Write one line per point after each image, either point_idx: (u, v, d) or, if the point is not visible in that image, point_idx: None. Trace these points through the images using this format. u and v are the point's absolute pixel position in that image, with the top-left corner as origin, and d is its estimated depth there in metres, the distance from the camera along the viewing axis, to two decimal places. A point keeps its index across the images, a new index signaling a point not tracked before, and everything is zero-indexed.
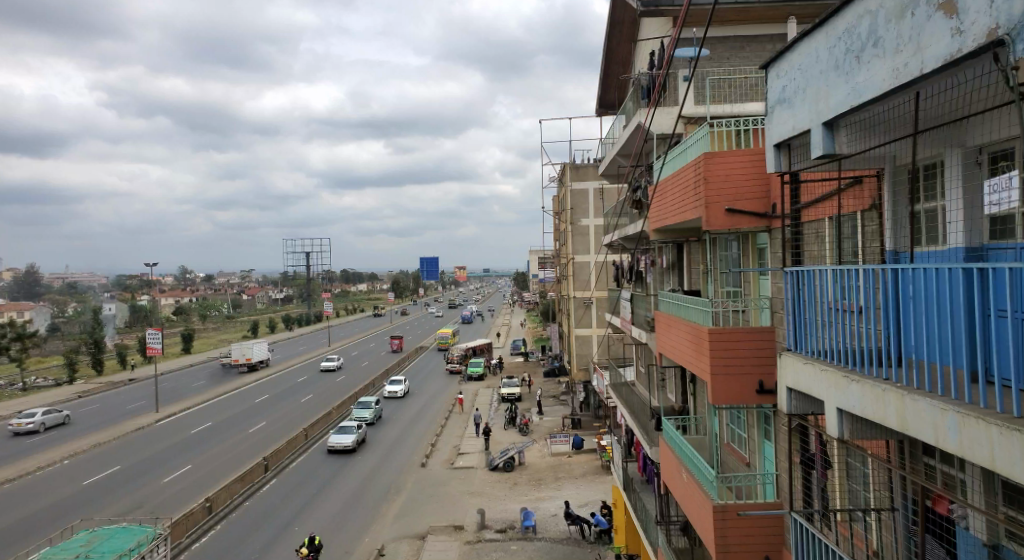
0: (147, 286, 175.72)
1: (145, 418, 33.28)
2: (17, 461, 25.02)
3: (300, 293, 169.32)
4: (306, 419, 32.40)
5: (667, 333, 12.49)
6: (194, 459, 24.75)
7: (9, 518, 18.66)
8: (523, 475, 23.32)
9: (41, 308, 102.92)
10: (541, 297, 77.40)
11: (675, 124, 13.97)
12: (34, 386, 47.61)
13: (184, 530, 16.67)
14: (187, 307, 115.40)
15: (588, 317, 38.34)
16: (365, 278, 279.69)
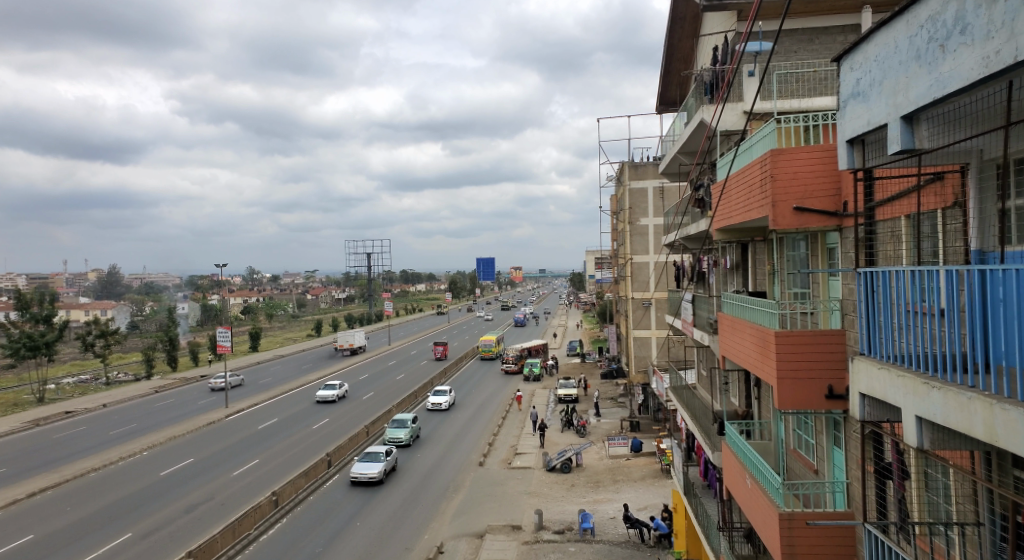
0: (216, 286, 183.40)
1: (214, 413, 34.53)
2: (102, 452, 26.57)
3: (360, 293, 172.89)
4: (367, 417, 33.03)
5: (731, 336, 12.18)
6: (261, 454, 25.64)
7: (96, 505, 19.83)
8: (581, 477, 23.17)
9: (122, 307, 108.94)
10: (599, 298, 76.82)
11: (741, 120, 13.56)
12: (114, 380, 50.27)
13: (252, 522, 17.29)
14: (256, 307, 119.92)
15: (647, 318, 37.97)
16: (423, 277, 284.54)
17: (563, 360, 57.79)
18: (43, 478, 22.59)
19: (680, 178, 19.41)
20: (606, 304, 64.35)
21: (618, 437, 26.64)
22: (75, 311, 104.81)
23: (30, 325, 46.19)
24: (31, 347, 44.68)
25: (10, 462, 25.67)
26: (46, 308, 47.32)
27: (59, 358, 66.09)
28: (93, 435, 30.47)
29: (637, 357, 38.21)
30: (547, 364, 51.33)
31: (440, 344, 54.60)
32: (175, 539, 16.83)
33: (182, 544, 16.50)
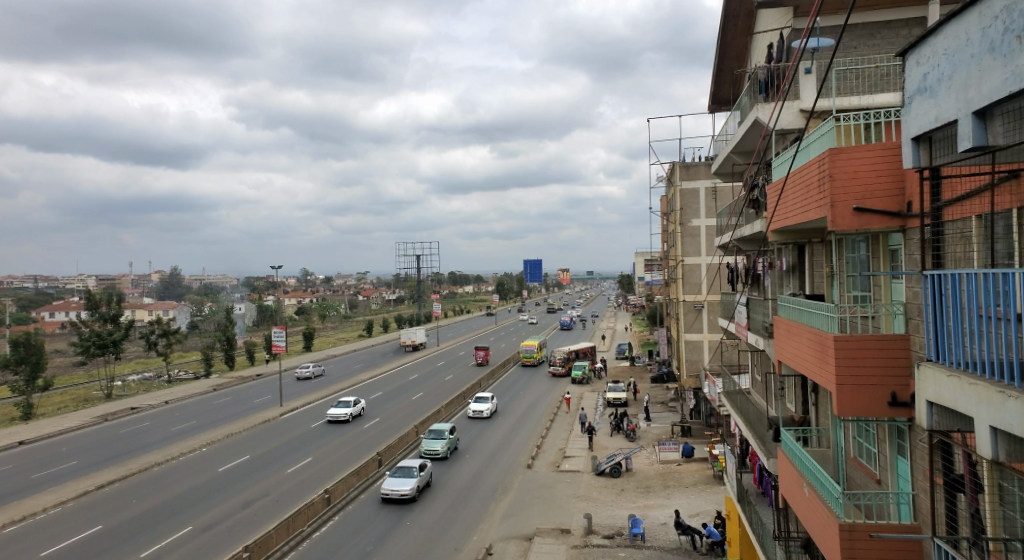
0: (271, 287, 188.73)
1: (270, 412, 35.46)
2: (165, 446, 27.63)
3: (408, 294, 175.07)
4: (417, 417, 33.35)
5: (787, 341, 11.82)
6: (314, 452, 26.17)
7: (159, 498, 20.62)
8: (630, 482, 22.91)
9: (184, 308, 113.09)
10: (649, 300, 75.93)
11: (799, 119, 13.17)
12: (176, 378, 52.18)
13: (306, 519, 17.69)
14: (309, 308, 122.76)
15: (699, 321, 37.45)
16: (470, 278, 286.90)
17: (612, 363, 57.29)
18: (112, 471, 23.62)
19: (734, 178, 18.98)
20: (655, 306, 63.47)
21: (668, 442, 26.23)
22: (140, 311, 109.39)
23: (99, 324, 48.32)
24: (99, 345, 46.74)
25: (81, 455, 26.96)
26: (113, 307, 49.38)
27: (125, 356, 69.05)
28: (156, 431, 31.56)
29: (688, 361, 37.64)
30: (595, 367, 50.94)
31: (482, 349, 52.96)
32: (233, 533, 17.35)
33: (240, 537, 17.02)
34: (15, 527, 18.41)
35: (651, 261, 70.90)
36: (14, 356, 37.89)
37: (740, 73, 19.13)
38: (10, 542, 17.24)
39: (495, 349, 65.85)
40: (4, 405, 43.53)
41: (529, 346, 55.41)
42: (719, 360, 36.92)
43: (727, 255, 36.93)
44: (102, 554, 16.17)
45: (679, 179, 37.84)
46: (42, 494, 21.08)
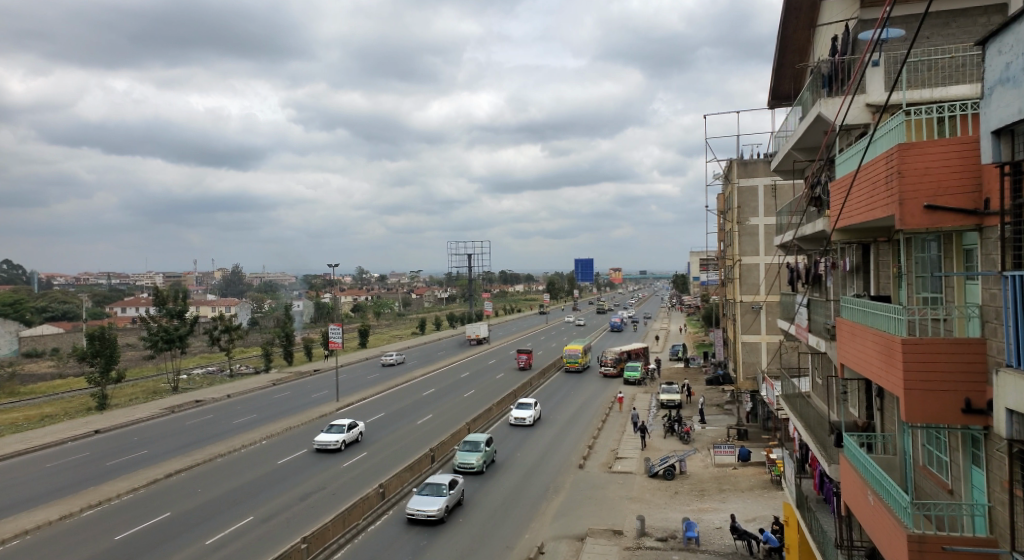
0: (326, 285, 193.39)
1: (326, 407, 36.30)
2: (228, 438, 28.63)
3: (459, 293, 176.63)
4: (468, 414, 33.54)
5: (851, 343, 11.44)
6: (369, 447, 26.70)
7: (221, 488, 21.31)
8: (684, 485, 22.60)
9: (244, 304, 116.90)
10: (705, 301, 74.63)
11: (865, 114, 12.74)
12: (238, 372, 53.90)
13: (362, 512, 18.09)
14: (364, 305, 125.23)
15: (757, 323, 36.73)
16: (519, 277, 287.66)
17: (666, 365, 56.46)
18: (179, 460, 24.61)
19: (795, 175, 18.51)
20: (711, 307, 62.36)
21: (724, 445, 25.79)
22: (204, 307, 113.68)
23: (166, 319, 50.20)
24: (166, 340, 48.66)
25: (151, 445, 28.15)
26: (179, 304, 51.18)
27: (190, 351, 71.73)
28: (219, 424, 32.62)
29: (745, 363, 36.86)
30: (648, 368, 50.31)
31: (524, 352, 50.49)
32: (292, 524, 17.82)
33: (299, 528, 17.48)
34: (91, 511, 19.40)
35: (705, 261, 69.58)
36: (90, 350, 39.70)
37: (803, 67, 18.63)
38: (86, 526, 18.14)
39: (546, 349, 65.78)
40: (80, 396, 45.74)
41: (573, 350, 51.78)
42: (778, 363, 36.03)
43: (785, 254, 35.99)
44: (170, 540, 16.87)
45: (737, 177, 37.17)
46: (115, 481, 22.13)
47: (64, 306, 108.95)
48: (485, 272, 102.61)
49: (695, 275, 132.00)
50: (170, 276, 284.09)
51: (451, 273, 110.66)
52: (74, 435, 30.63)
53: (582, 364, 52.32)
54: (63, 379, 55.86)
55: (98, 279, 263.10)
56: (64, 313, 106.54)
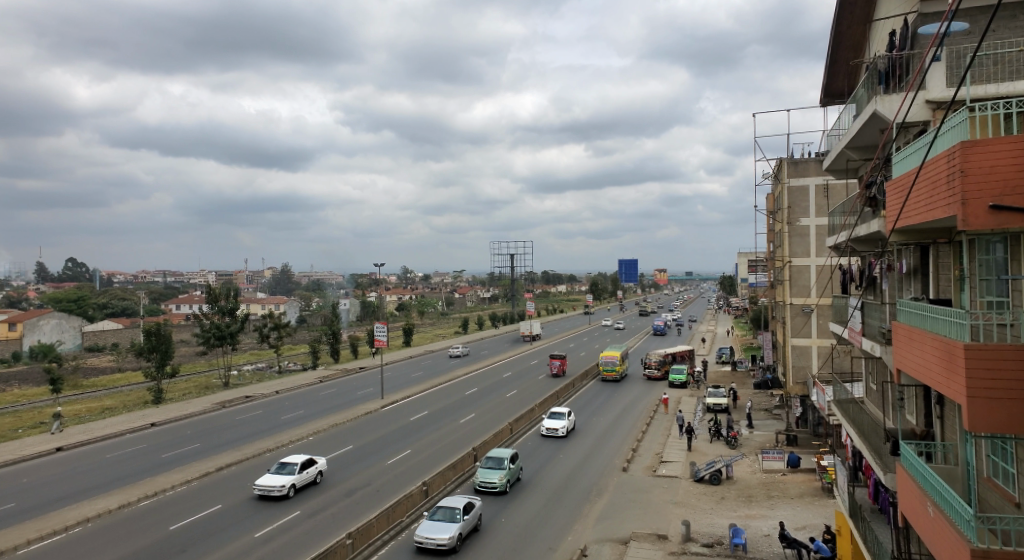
0: (371, 284, 196.87)
1: (372, 404, 36.90)
2: (278, 434, 29.28)
3: (501, 294, 177.32)
4: (510, 414, 33.61)
5: (909, 348, 11.05)
6: (412, 445, 26.90)
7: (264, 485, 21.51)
8: (731, 491, 22.19)
9: (292, 301, 119.76)
10: (754, 303, 73.12)
11: (925, 111, 12.32)
12: (286, 369, 55.10)
13: (405, 509, 18.28)
14: (407, 304, 126.88)
15: (808, 326, 35.81)
16: (561, 277, 287.92)
17: (712, 368, 55.55)
18: (230, 454, 25.31)
19: (848, 175, 18.02)
20: (760, 309, 61.12)
21: (772, 451, 25.27)
22: (254, 306, 116.90)
23: (219, 316, 51.60)
24: (218, 336, 50.00)
25: (200, 439, 28.80)
26: (230, 301, 52.43)
27: (241, 347, 73.76)
28: (268, 419, 33.45)
29: (794, 367, 36.01)
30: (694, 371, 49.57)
31: (557, 358, 46.95)
32: (337, 520, 18.08)
33: (344, 524, 17.72)
34: (147, 501, 20.06)
35: (753, 262, 68.12)
36: (146, 345, 40.95)
37: (858, 64, 18.12)
38: (141, 516, 18.75)
39: (589, 350, 65.48)
40: (138, 389, 47.45)
41: (610, 357, 47.71)
42: (829, 368, 35.11)
43: (838, 256, 35.01)
44: (219, 532, 17.29)
45: (787, 177, 36.36)
46: (169, 473, 22.88)
47: (123, 302, 113.60)
48: (528, 273, 102.78)
49: (743, 276, 129.52)
50: (218, 275, 292.10)
51: (494, 273, 111.03)
52: (131, 428, 31.75)
53: (620, 372, 48.19)
54: (123, 373, 58.05)
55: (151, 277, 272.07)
56: (123, 309, 111.03)
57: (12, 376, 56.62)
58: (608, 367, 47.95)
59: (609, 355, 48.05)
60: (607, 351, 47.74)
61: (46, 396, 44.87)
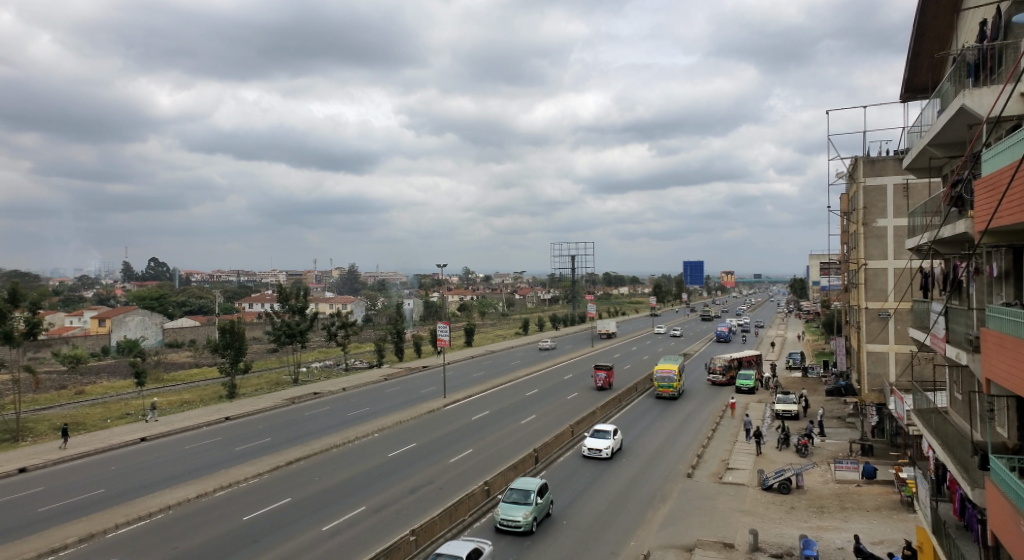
0: (434, 285, 200.60)
1: (435, 402, 37.42)
2: (345, 430, 30.11)
3: (563, 295, 177.21)
4: (572, 417, 33.42)
5: (1000, 357, 10.44)
6: (474, 445, 27.16)
7: (331, 480, 22.04)
8: (801, 500, 21.52)
9: (359, 301, 122.88)
10: (827, 307, 70.45)
11: (1019, 106, 11.65)
12: (352, 367, 56.46)
13: (467, 508, 18.49)
14: (469, 305, 128.31)
15: (885, 332, 34.32)
16: (622, 279, 285.95)
17: (782, 374, 53.79)
18: (299, 449, 26.12)
19: (930, 175, 17.29)
20: (833, 314, 58.85)
21: (846, 461, 24.37)
22: (322, 304, 120.69)
23: (289, 315, 53.31)
24: (288, 334, 51.65)
25: (272, 434, 29.82)
26: (300, 301, 54.17)
27: (311, 345, 76.20)
28: (336, 415, 34.42)
29: (870, 375, 34.60)
30: (762, 377, 48.15)
31: (602, 369, 42.79)
32: (400, 517, 18.35)
33: (406, 521, 18.00)
34: (223, 492, 20.91)
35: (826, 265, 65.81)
36: (221, 342, 42.66)
37: (944, 58, 17.36)
38: (217, 506, 19.55)
39: (653, 353, 64.54)
40: (213, 384, 49.52)
41: (666, 371, 40.75)
42: (909, 376, 33.54)
43: (918, 258, 33.47)
44: (289, 525, 17.85)
45: (863, 175, 35.09)
46: (243, 465, 23.78)
47: (201, 301, 119.34)
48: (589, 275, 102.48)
49: (814, 278, 125.47)
50: (285, 275, 302.97)
51: (554, 274, 110.82)
52: (207, 421, 33.14)
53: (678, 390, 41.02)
54: (201, 368, 60.87)
55: (225, 275, 285.12)
56: (201, 308, 116.61)
57: (101, 369, 60.23)
58: (665, 384, 40.87)
59: (666, 370, 41.05)
60: (662, 364, 40.93)
61: (131, 389, 47.44)
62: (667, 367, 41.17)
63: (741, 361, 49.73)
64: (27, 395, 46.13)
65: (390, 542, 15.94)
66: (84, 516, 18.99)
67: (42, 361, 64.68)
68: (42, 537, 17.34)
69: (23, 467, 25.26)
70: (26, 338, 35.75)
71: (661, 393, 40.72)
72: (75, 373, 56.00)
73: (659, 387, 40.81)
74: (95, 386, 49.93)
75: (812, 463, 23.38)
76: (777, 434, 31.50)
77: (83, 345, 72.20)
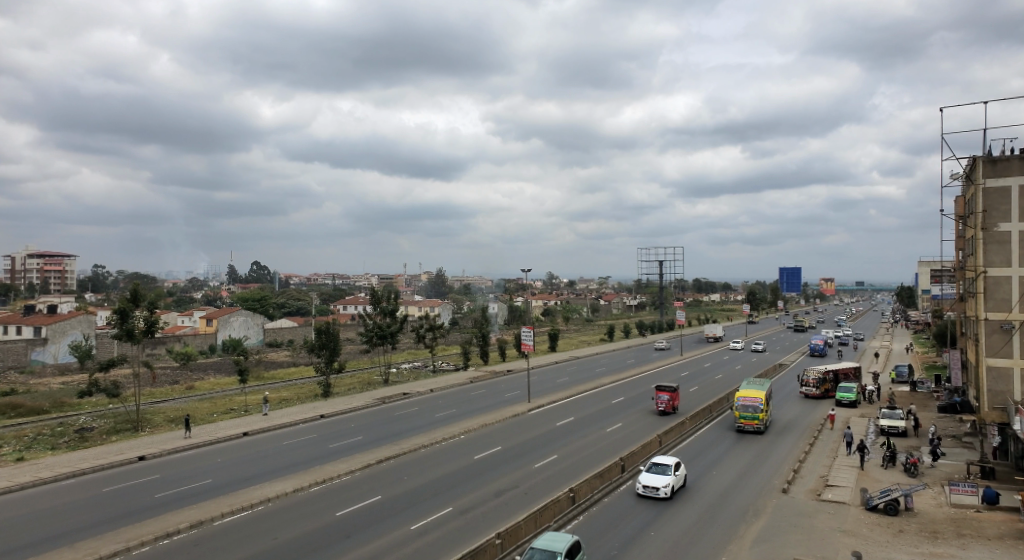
0: (516, 289, 202.42)
1: (519, 407, 37.56)
2: (432, 431, 30.73)
3: (649, 301, 174.19)
4: (659, 426, 32.64)
5: None
6: (560, 450, 27.05)
7: (421, 480, 22.57)
8: (911, 523, 20.24)
9: (445, 304, 125.21)
10: (941, 317, 65.71)
11: None
12: (440, 369, 57.55)
13: (552, 514, 18.60)
14: (552, 310, 128.64)
15: (1008, 345, 31.74)
16: (708, 286, 277.97)
17: (887, 387, 50.63)
18: (389, 448, 26.87)
19: None
20: (949, 325, 54.72)
21: (963, 484, 22.66)
22: (411, 307, 124.13)
23: (380, 317, 54.97)
24: (379, 336, 53.23)
25: (363, 432, 30.83)
26: (391, 303, 55.65)
27: (401, 347, 78.64)
28: (423, 416, 35.18)
29: (991, 392, 32.04)
30: (864, 390, 45.54)
31: (664, 392, 36.07)
32: (486, 519, 18.53)
33: (492, 524, 18.16)
34: (317, 487, 21.78)
35: (939, 273, 61.48)
36: (317, 342, 44.42)
37: None
38: (312, 501, 20.38)
39: (745, 363, 62.68)
40: (309, 383, 51.77)
41: (748, 399, 32.48)
42: None
43: None
44: (379, 522, 18.37)
45: (983, 177, 32.68)
46: (336, 462, 24.73)
47: (298, 303, 125.36)
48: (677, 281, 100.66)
49: (925, 287, 117.31)
50: (371, 278, 313.72)
51: (640, 280, 109.34)
52: (304, 418, 34.70)
53: (764, 421, 32.83)
54: (299, 367, 63.92)
55: (317, 280, 297.78)
56: (299, 309, 122.73)
57: (209, 365, 64.42)
58: (748, 414, 32.64)
59: (747, 398, 32.77)
60: (743, 390, 32.76)
61: (235, 386, 50.31)
62: (751, 394, 32.90)
63: (838, 375, 47.17)
64: (146, 388, 50.00)
65: (475, 545, 16.12)
66: (192, 504, 20.25)
67: (158, 356, 69.90)
68: (156, 521, 18.61)
69: (142, 456, 27.29)
70: (145, 335, 38.52)
71: (743, 425, 32.54)
72: (187, 369, 60.13)
73: (739, 418, 32.65)
74: (203, 382, 53.31)
75: (924, 484, 21.88)
76: (882, 452, 29.63)
77: (194, 343, 77.37)
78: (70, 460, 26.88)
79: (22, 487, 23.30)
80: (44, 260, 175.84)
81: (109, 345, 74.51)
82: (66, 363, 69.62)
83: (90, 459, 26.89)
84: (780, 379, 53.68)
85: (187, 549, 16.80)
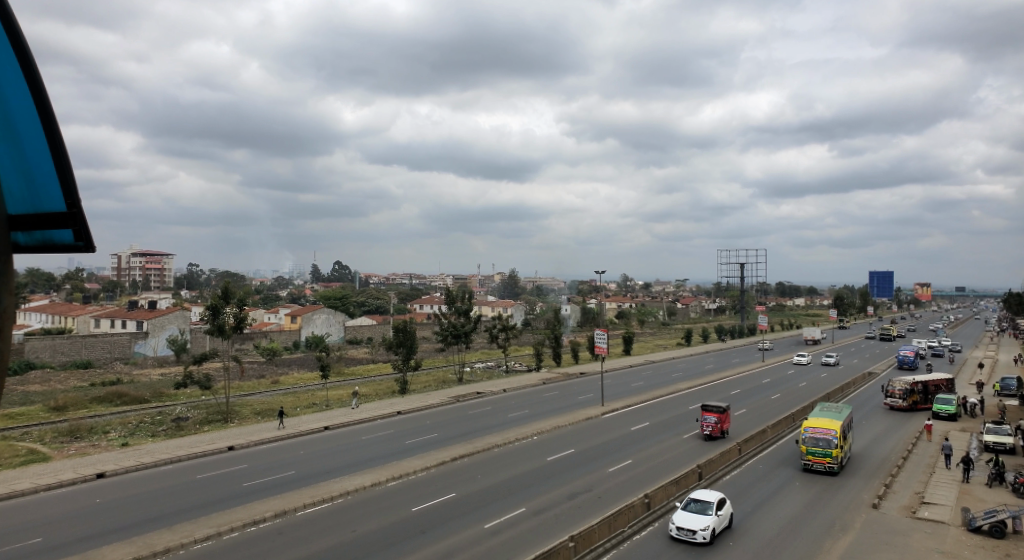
0: (587, 291, 201.36)
1: (592, 410, 37.21)
2: (507, 430, 30.96)
3: (729, 305, 169.60)
4: (736, 434, 31.46)
5: None
6: (634, 455, 26.64)
7: (496, 478, 22.79)
8: (1020, 548, 18.86)
9: (519, 305, 126.07)
10: None
11: None
12: (513, 369, 57.87)
13: (627, 519, 18.42)
14: (626, 313, 127.49)
15: None
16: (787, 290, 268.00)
17: (989, 400, 47.32)
18: (464, 446, 27.24)
19: None
20: None
21: None
22: (485, 307, 125.75)
23: (455, 316, 55.72)
24: (454, 335, 54.05)
25: (439, 430, 31.38)
26: (465, 303, 56.20)
27: (476, 346, 79.72)
28: (497, 415, 35.47)
29: None
30: (964, 402, 42.72)
31: (712, 414, 30.59)
32: (560, 521, 18.47)
33: (565, 525, 18.15)
34: (394, 482, 22.29)
35: None
36: (395, 340, 45.52)
37: None
38: (390, 496, 20.84)
39: (832, 371, 60.00)
40: (388, 380, 53.20)
41: (818, 430, 26.57)
42: None
43: None
44: (455, 519, 18.63)
45: None
46: (412, 458, 25.29)
47: (376, 302, 129.25)
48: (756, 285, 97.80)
49: None
50: (443, 277, 319.58)
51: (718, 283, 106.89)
52: (382, 414, 35.63)
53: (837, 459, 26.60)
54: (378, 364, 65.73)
55: (394, 279, 304.42)
56: (377, 308, 126.32)
57: (293, 360, 67.14)
58: (817, 450, 26.54)
59: (817, 429, 27.03)
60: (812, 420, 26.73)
61: (318, 381, 52.23)
62: (821, 424, 26.93)
63: (931, 386, 44.36)
64: (236, 381, 52.67)
65: (549, 545, 16.11)
66: (279, 493, 21.14)
67: (247, 351, 73.56)
68: (246, 508, 19.53)
69: (231, 445, 28.63)
70: (235, 331, 40.27)
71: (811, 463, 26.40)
72: (273, 364, 62.87)
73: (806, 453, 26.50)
74: (288, 376, 55.61)
75: None
76: (988, 470, 27.60)
77: (279, 339, 81.03)
78: (168, 447, 28.55)
79: (126, 470, 24.94)
80: (144, 258, 188.54)
81: (202, 339, 78.99)
82: (165, 356, 74.15)
83: (186, 447, 28.47)
84: (868, 389, 51.08)
85: (273, 536, 17.56)
